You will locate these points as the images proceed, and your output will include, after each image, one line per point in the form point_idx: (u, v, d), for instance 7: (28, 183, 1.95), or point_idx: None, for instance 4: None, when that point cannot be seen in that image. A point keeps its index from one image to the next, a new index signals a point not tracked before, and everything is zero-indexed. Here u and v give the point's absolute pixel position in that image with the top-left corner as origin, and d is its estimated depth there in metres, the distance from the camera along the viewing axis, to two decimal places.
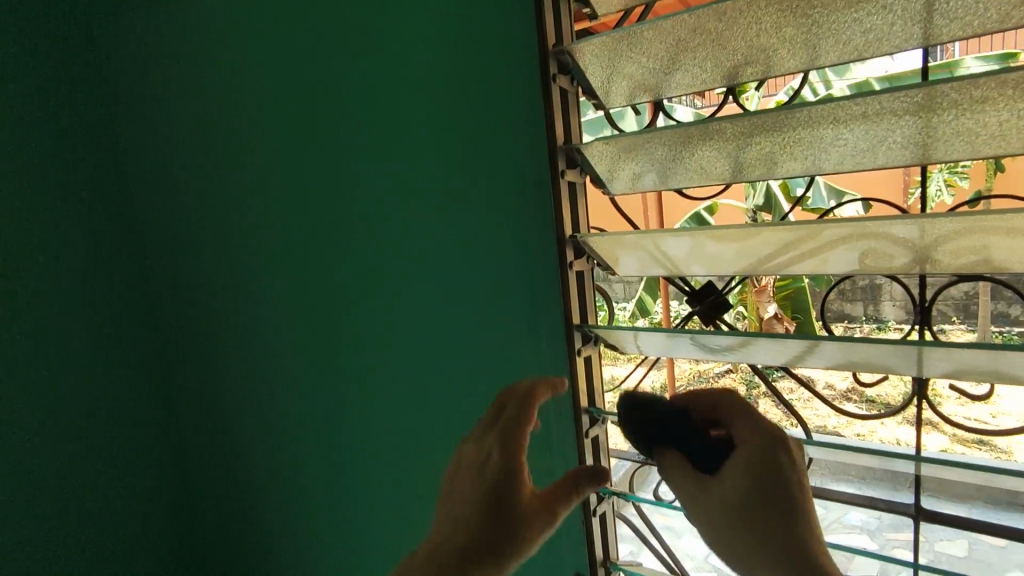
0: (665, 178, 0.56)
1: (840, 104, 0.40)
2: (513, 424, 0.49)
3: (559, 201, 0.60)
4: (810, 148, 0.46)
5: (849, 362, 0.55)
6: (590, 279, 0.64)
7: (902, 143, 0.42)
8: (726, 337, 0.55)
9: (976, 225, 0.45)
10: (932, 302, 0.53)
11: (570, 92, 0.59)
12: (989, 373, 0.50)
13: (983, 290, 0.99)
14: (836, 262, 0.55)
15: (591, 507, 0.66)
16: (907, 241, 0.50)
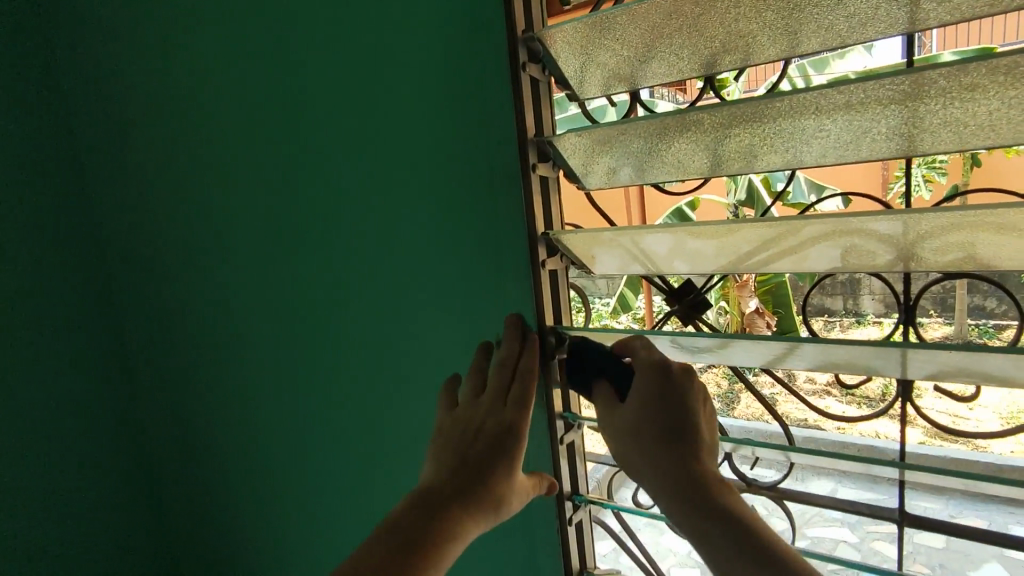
0: (642, 172, 0.53)
1: (823, 91, 0.37)
2: (512, 370, 0.58)
3: (531, 197, 0.56)
4: (791, 140, 0.44)
5: (832, 363, 0.53)
6: (565, 278, 0.61)
7: (887, 135, 0.40)
8: (705, 338, 0.53)
9: (963, 220, 0.43)
10: (918, 300, 0.51)
11: (542, 81, 0.55)
12: (977, 375, 0.48)
13: (963, 289, 0.98)
14: (818, 259, 0.53)
15: (568, 514, 0.64)
16: (892, 239, 0.47)
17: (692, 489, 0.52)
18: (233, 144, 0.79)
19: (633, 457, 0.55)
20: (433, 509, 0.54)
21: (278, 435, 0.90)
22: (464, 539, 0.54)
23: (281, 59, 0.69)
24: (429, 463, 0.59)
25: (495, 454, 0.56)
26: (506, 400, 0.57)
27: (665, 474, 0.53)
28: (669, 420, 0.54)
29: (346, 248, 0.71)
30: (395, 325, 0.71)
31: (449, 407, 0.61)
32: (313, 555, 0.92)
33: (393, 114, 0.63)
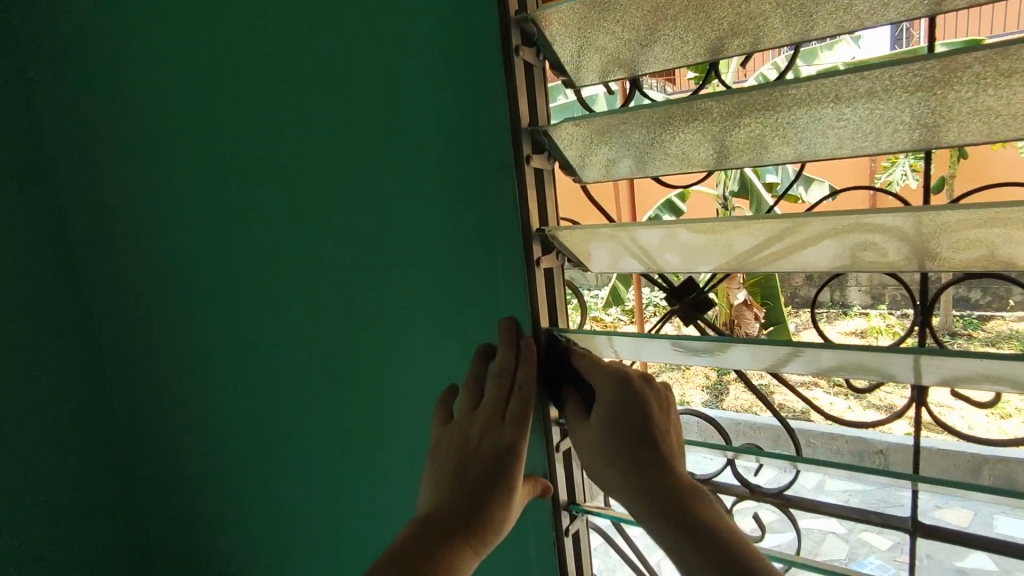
0: (642, 165, 0.50)
1: (845, 78, 0.35)
2: (507, 373, 0.56)
3: (525, 189, 0.53)
4: (804, 131, 0.41)
5: (841, 367, 0.50)
6: (559, 277, 0.58)
7: (910, 125, 0.37)
8: (706, 341, 0.50)
9: (987, 217, 0.40)
10: (935, 301, 0.49)
11: (536, 66, 0.52)
12: (997, 382, 0.45)
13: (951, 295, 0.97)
14: (826, 257, 0.50)
15: (564, 525, 0.61)
16: (905, 236, 0.45)
17: (667, 502, 0.48)
18: (203, 134, 0.74)
19: (605, 471, 0.52)
20: (434, 538, 0.53)
21: (257, 441, 0.86)
22: (466, 567, 0.53)
23: (255, 42, 0.65)
24: (430, 486, 0.57)
25: (494, 474, 0.54)
26: (503, 416, 0.55)
27: (638, 488, 0.49)
28: (638, 430, 0.51)
29: (327, 245, 0.67)
30: (380, 326, 0.67)
31: (444, 422, 0.59)
32: (297, 565, 0.89)
33: (375, 102, 0.59)
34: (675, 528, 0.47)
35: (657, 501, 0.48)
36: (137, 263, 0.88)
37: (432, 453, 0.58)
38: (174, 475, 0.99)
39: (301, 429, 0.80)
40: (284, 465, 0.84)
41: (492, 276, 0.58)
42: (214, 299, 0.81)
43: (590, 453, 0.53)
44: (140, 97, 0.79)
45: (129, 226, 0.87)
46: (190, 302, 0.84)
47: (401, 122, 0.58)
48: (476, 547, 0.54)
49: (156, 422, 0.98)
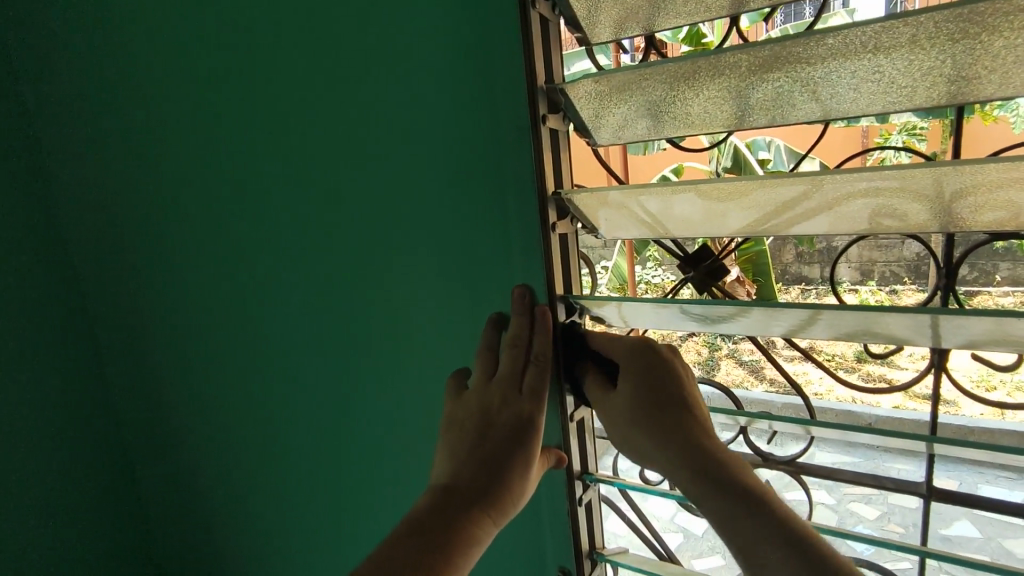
0: (660, 127, 0.48)
1: (889, 23, 0.33)
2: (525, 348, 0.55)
3: (541, 152, 0.51)
4: (836, 86, 0.39)
5: (859, 332, 0.50)
6: (574, 244, 0.56)
7: (950, 77, 0.36)
8: (723, 306, 0.49)
9: (1017, 176, 0.39)
10: (958, 263, 0.50)
11: (551, 22, 0.49)
12: (1017, 345, 0.45)
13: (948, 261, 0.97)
14: (849, 222, 0.48)
15: (578, 494, 0.61)
16: (931, 196, 0.43)
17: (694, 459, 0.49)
18: (191, 105, 0.70)
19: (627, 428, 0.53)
20: (452, 509, 0.53)
21: (258, 423, 0.84)
22: (484, 539, 0.53)
23: (246, 8, 0.62)
24: (444, 459, 0.56)
25: (512, 446, 0.54)
26: (521, 387, 0.55)
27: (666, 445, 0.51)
28: (660, 391, 0.52)
29: (326, 218, 0.65)
30: (383, 303, 0.65)
31: (458, 394, 0.58)
32: (303, 546, 0.88)
33: (375, 67, 0.56)
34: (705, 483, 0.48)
35: (676, 452, 0.50)
36: (124, 244, 0.85)
37: (448, 426, 0.57)
38: (170, 463, 0.97)
39: (302, 408, 0.78)
40: (286, 445, 0.82)
41: (505, 246, 0.56)
42: (207, 279, 0.78)
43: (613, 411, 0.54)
44: (120, 67, 0.75)
45: (114, 207, 0.83)
46: (183, 283, 0.81)
47: (403, 87, 0.56)
48: (495, 517, 0.53)
49: (150, 410, 0.95)
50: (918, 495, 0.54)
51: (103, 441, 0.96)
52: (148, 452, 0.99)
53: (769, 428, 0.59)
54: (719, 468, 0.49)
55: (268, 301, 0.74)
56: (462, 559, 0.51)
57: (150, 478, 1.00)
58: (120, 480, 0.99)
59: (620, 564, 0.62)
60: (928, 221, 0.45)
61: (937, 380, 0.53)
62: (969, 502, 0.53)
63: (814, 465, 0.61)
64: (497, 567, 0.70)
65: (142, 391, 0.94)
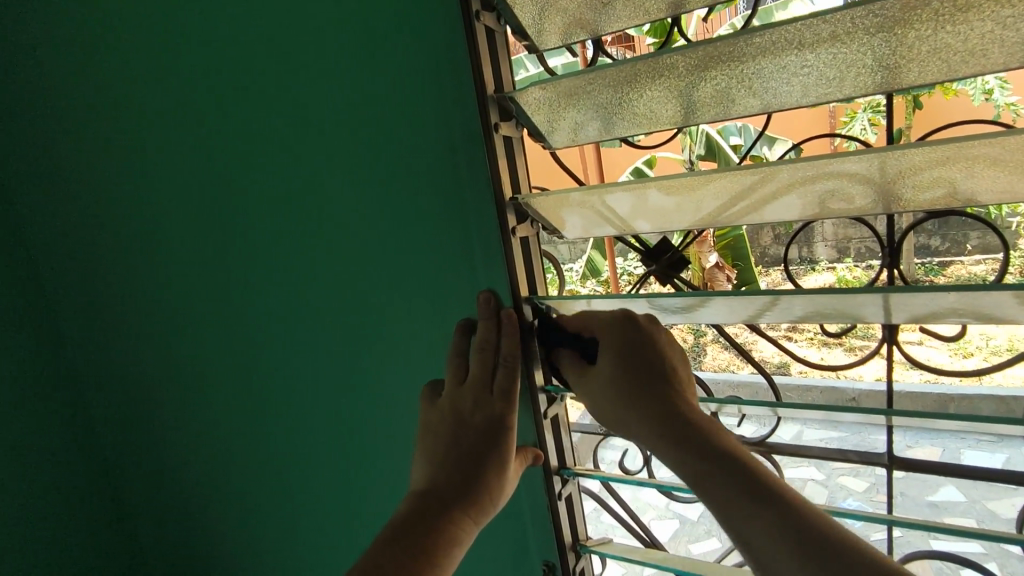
0: (610, 127, 0.50)
1: (807, 22, 0.35)
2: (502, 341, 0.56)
3: (496, 160, 0.52)
4: (769, 80, 0.41)
5: (818, 312, 0.51)
6: (536, 246, 0.57)
7: (872, 67, 0.38)
8: (682, 298, 0.51)
9: (945, 157, 0.40)
10: (901, 241, 0.53)
11: (497, 32, 0.50)
12: (963, 315, 0.47)
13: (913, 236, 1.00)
14: (800, 207, 0.50)
15: (557, 490, 0.62)
16: (874, 179, 0.44)
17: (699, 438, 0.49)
18: (160, 111, 0.69)
19: (622, 411, 0.53)
20: (433, 513, 0.54)
21: (245, 433, 0.84)
22: (465, 539, 0.54)
23: (204, 27, 0.62)
24: (422, 462, 0.58)
25: (487, 447, 0.55)
26: (493, 389, 0.56)
27: (659, 423, 0.51)
28: (649, 365, 0.53)
29: (299, 228, 0.65)
30: (361, 306, 0.66)
31: (432, 401, 0.60)
32: (297, 553, 0.88)
33: (340, 71, 0.57)
34: (705, 459, 0.48)
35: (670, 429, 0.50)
36: (92, 249, 0.82)
37: (424, 432, 0.59)
38: (159, 467, 0.95)
39: (287, 418, 0.79)
40: (271, 454, 0.83)
41: (469, 246, 0.57)
42: (186, 286, 0.77)
43: (604, 394, 0.54)
44: (76, 72, 0.73)
45: (79, 207, 0.80)
46: (160, 292, 0.80)
47: (363, 95, 0.56)
48: (475, 517, 0.55)
49: (137, 414, 0.92)
50: (883, 466, 0.57)
51: (82, 442, 0.92)
52: (130, 458, 0.95)
53: (739, 412, 0.61)
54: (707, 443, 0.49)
55: (245, 314, 0.75)
56: (445, 559, 0.52)
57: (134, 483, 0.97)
58: (101, 483, 0.95)
59: (605, 554, 0.64)
60: (874, 202, 0.47)
61: (892, 353, 0.55)
62: (929, 468, 0.56)
63: (784, 445, 0.63)
64: (484, 559, 0.71)
65: (125, 396, 0.91)
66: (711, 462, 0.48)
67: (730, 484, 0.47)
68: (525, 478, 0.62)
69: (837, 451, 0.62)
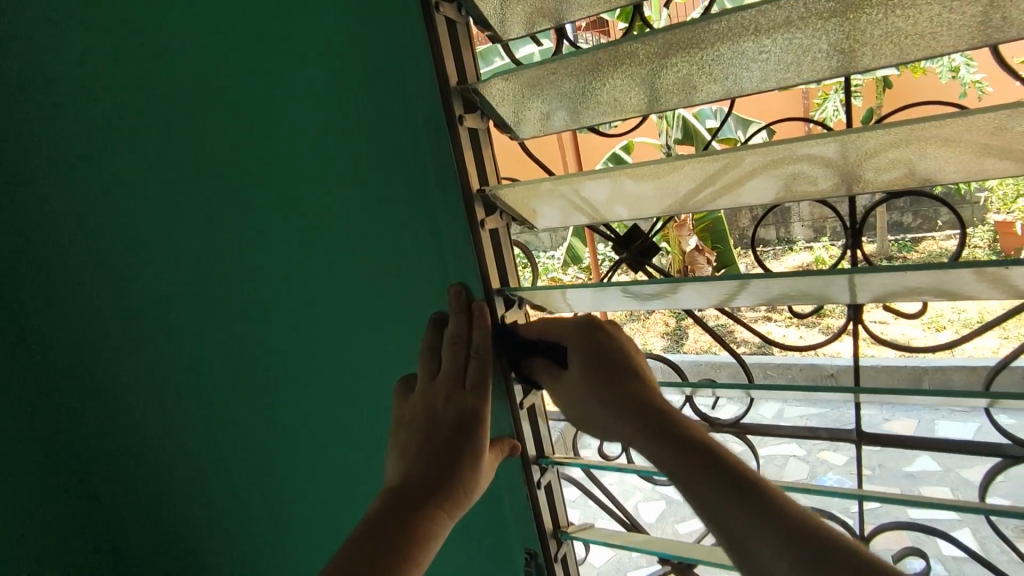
0: (576, 117, 0.50)
1: (763, 8, 0.35)
2: (473, 333, 0.56)
3: (462, 152, 0.52)
4: (729, 67, 0.41)
5: (785, 294, 0.52)
6: (506, 237, 0.57)
7: (828, 52, 0.38)
8: (652, 284, 0.51)
9: (899, 140, 0.41)
10: (863, 222, 0.54)
11: (459, 23, 0.50)
12: (922, 293, 0.48)
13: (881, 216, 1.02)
14: (765, 190, 0.50)
15: (536, 479, 0.63)
16: (834, 162, 0.45)
17: (659, 430, 0.51)
18: (112, 110, 0.66)
19: (588, 406, 0.55)
20: (406, 509, 0.54)
21: (224, 437, 0.83)
22: (440, 533, 0.54)
23: (161, 24, 0.60)
24: (396, 459, 0.58)
25: (460, 442, 0.55)
26: (464, 383, 0.56)
27: (623, 416, 0.53)
28: (610, 362, 0.54)
29: (268, 227, 0.65)
30: (335, 304, 0.65)
31: (405, 396, 0.60)
32: (280, 553, 0.88)
33: (302, 67, 0.56)
34: (667, 450, 0.50)
35: (633, 423, 0.52)
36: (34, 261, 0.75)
37: (397, 429, 0.59)
38: None
39: (267, 419, 0.78)
40: (251, 454, 0.82)
41: (439, 240, 0.57)
42: (153, 291, 0.75)
43: (573, 391, 0.56)
44: None
45: None
46: (119, 301, 0.76)
47: (326, 89, 0.55)
48: (449, 510, 0.55)
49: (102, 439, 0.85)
50: (852, 442, 0.58)
51: None
52: None
53: (713, 395, 0.62)
54: (663, 432, 0.51)
55: (217, 316, 0.73)
56: (422, 553, 0.53)
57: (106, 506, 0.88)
58: None
59: (585, 540, 0.64)
60: (835, 182, 0.47)
61: (859, 331, 0.56)
62: (896, 442, 0.57)
63: (758, 425, 0.64)
64: (467, 551, 0.71)
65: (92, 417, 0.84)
66: (671, 450, 0.50)
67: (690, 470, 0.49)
68: (504, 470, 0.63)
69: (809, 429, 0.64)
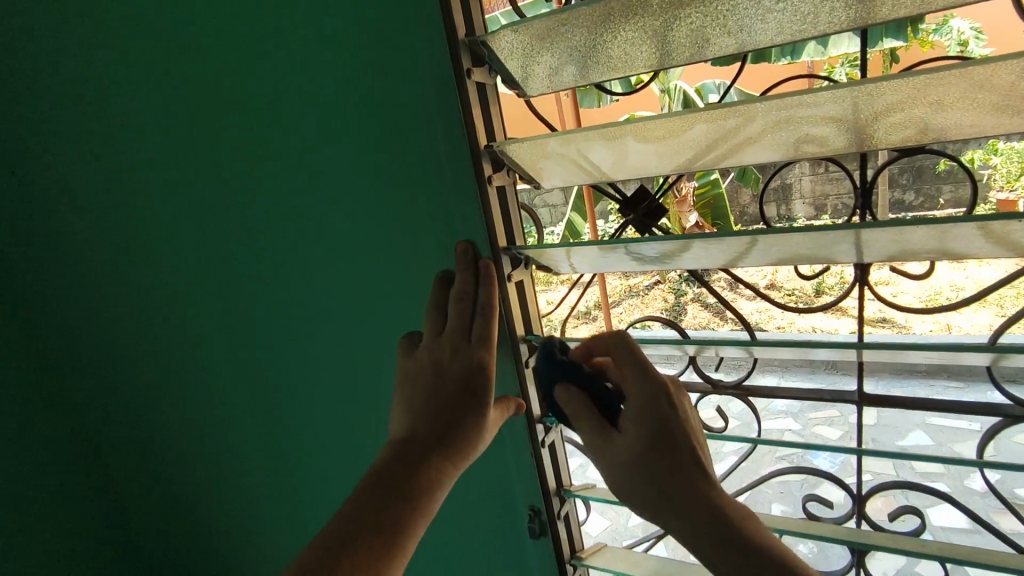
0: (585, 72, 0.49)
1: None
2: (483, 290, 0.55)
3: (469, 107, 0.51)
4: (744, 19, 0.41)
5: (792, 254, 0.52)
6: (513, 197, 0.57)
7: (847, 1, 0.38)
8: (662, 243, 0.51)
9: (913, 97, 0.40)
10: (871, 184, 0.53)
11: None
12: (929, 252, 0.48)
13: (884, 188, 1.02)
14: (774, 149, 0.50)
15: (540, 437, 0.64)
16: (847, 120, 0.44)
17: (710, 519, 0.52)
18: (100, 65, 0.64)
19: (632, 481, 0.55)
20: (412, 461, 0.54)
21: (227, 401, 0.83)
22: (445, 486, 0.55)
23: None
24: (400, 412, 0.59)
25: (466, 395, 0.56)
26: (470, 338, 0.56)
27: (672, 498, 0.53)
28: (667, 439, 0.54)
29: (272, 188, 0.64)
30: (339, 263, 0.65)
31: (410, 351, 0.60)
32: (286, 512, 0.90)
33: (305, 17, 0.54)
34: (714, 539, 0.51)
35: (682, 509, 0.53)
36: None
37: (401, 381, 0.59)
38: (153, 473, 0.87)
39: (271, 379, 0.79)
40: (256, 416, 0.83)
41: (445, 198, 0.57)
42: (150, 253, 0.74)
43: (618, 461, 0.55)
44: None
45: None
46: (116, 266, 0.75)
47: (330, 46, 0.54)
48: (454, 463, 0.56)
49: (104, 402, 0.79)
50: (853, 404, 0.59)
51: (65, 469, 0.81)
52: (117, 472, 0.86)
53: (716, 356, 0.63)
54: (714, 520, 0.52)
55: (220, 279, 0.73)
56: (427, 505, 0.53)
57: (116, 476, 0.83)
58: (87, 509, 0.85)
59: (587, 497, 0.66)
60: (846, 140, 0.47)
61: (863, 294, 0.56)
62: (896, 403, 0.58)
63: (759, 387, 0.65)
64: (471, 510, 0.72)
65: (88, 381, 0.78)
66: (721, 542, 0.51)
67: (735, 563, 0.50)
68: (508, 429, 0.64)
69: (809, 392, 0.64)
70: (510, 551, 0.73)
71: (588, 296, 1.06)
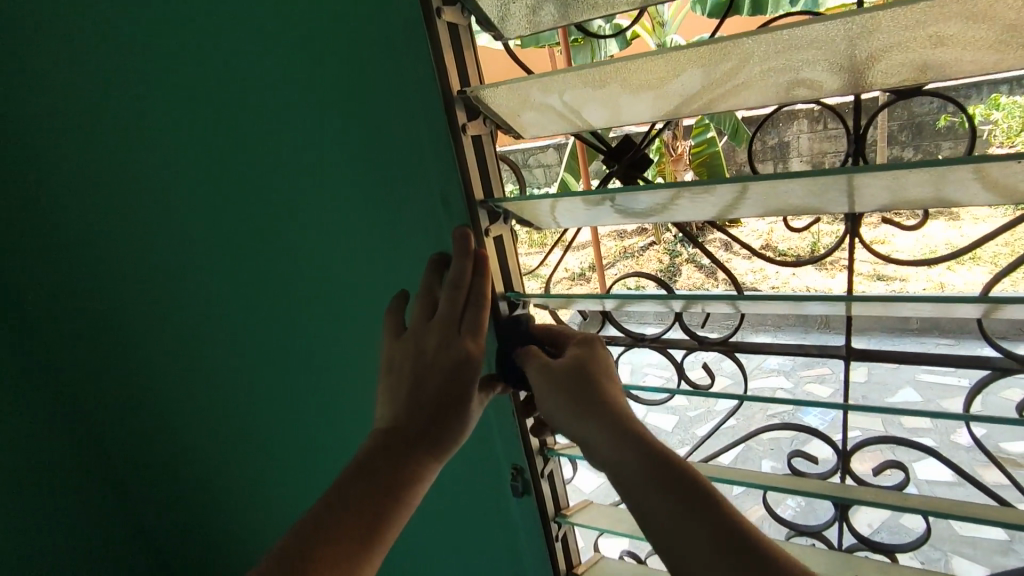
0: (565, 11, 0.46)
1: None
2: (477, 279, 0.54)
3: (441, 49, 0.49)
4: None
5: (781, 204, 0.50)
6: (490, 147, 0.56)
7: None
8: (648, 194, 0.49)
9: (910, 34, 0.38)
10: (866, 131, 0.51)
11: None
12: (924, 200, 0.46)
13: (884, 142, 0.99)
14: (764, 94, 0.48)
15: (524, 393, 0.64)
16: (841, 61, 0.42)
17: (628, 439, 0.47)
18: None
19: (558, 411, 0.52)
20: (398, 452, 0.53)
21: None
22: (429, 477, 0.55)
23: None
24: (384, 397, 0.56)
25: (453, 388, 0.54)
26: (460, 328, 0.54)
27: (593, 420, 0.49)
28: (591, 373, 0.53)
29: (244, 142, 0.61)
30: (316, 219, 0.63)
31: (396, 334, 0.58)
32: None
33: None
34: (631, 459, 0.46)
35: (602, 431, 0.49)
36: None
37: (386, 368, 0.57)
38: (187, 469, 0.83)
39: None
40: None
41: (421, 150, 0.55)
42: None
43: (545, 388, 0.53)
44: None
45: None
46: None
47: None
48: (436, 455, 0.55)
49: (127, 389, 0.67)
50: (842, 358, 0.58)
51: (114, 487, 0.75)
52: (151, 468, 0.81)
53: (703, 312, 0.61)
54: (634, 442, 0.47)
55: None
56: (410, 495, 0.53)
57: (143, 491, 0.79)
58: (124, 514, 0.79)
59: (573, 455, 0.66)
60: (838, 83, 0.45)
61: (855, 246, 0.54)
62: (886, 357, 0.57)
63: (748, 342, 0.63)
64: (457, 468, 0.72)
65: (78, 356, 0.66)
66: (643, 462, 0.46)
67: (654, 492, 0.44)
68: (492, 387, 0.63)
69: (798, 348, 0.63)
70: (497, 509, 0.73)
71: (579, 255, 1.04)
